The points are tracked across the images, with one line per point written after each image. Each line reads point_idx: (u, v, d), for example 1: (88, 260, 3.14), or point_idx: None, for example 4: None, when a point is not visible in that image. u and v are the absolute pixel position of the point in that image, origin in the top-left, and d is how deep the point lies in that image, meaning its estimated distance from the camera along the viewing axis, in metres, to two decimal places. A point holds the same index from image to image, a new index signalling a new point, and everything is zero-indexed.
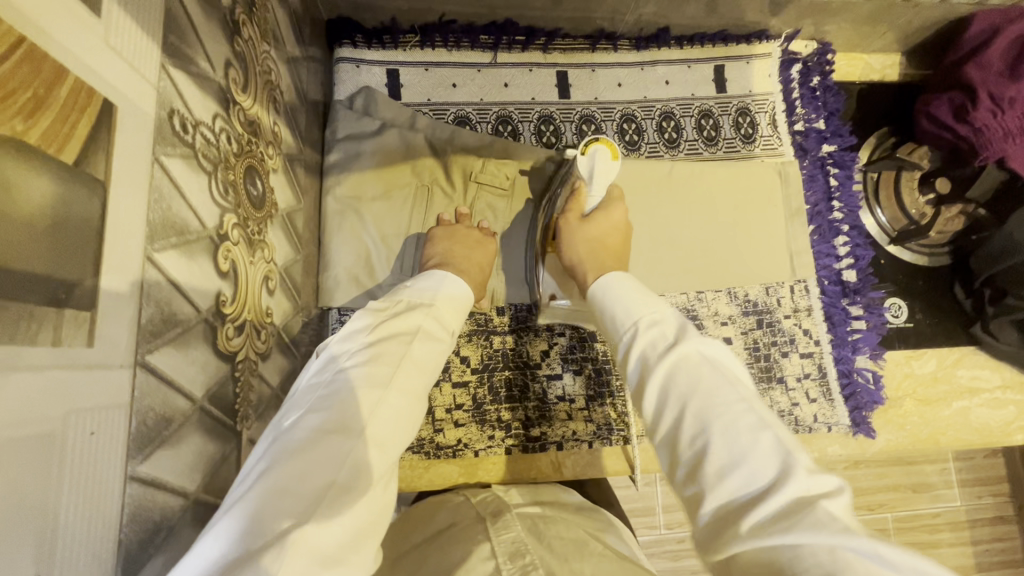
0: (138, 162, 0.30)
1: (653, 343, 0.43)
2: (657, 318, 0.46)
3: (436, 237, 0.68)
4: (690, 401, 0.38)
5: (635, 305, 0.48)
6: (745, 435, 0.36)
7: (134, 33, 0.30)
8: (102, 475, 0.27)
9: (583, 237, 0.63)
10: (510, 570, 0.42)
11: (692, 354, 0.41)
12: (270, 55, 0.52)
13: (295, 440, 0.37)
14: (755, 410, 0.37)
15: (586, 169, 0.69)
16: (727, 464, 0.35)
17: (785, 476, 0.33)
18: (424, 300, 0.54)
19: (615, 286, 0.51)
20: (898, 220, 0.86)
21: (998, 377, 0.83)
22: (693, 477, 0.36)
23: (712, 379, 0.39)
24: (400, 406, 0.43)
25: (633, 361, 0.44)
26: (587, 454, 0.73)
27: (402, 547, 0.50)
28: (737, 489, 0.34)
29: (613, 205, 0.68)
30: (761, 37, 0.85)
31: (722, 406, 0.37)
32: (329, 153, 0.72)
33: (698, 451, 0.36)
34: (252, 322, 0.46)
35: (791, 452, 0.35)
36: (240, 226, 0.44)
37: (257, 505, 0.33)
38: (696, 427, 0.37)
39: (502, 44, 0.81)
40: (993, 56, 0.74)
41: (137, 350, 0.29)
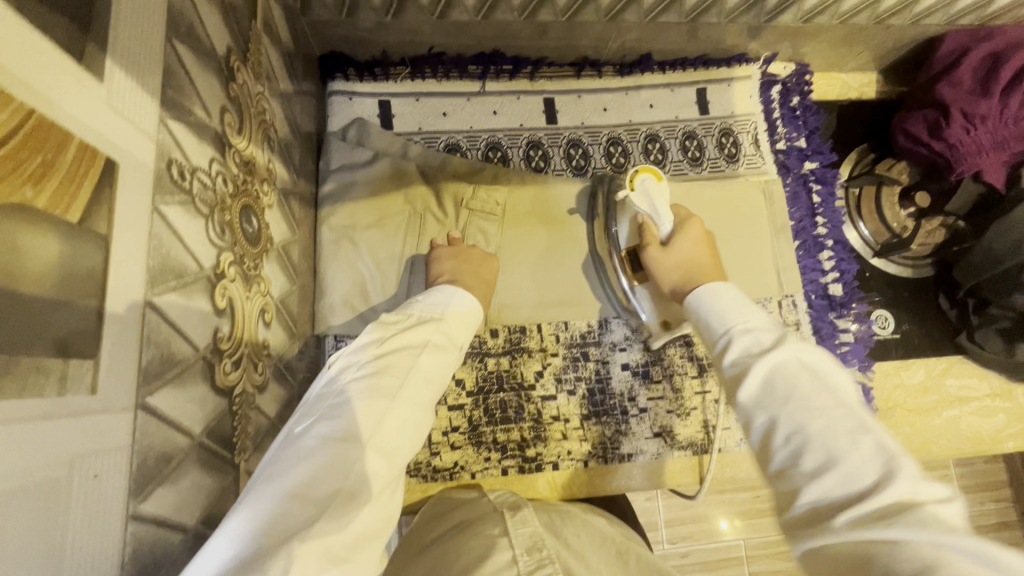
0: (138, 212, 0.31)
1: (749, 347, 0.44)
2: (752, 325, 0.46)
3: (442, 256, 0.69)
4: (787, 402, 0.39)
5: (731, 309, 0.49)
6: (845, 438, 0.36)
7: (135, 92, 0.31)
8: (104, 517, 0.28)
9: (672, 266, 0.63)
10: (526, 562, 0.45)
11: (791, 358, 0.42)
12: (264, 96, 0.55)
13: (305, 447, 0.39)
14: (859, 415, 0.38)
15: (643, 203, 0.68)
16: (821, 464, 0.36)
17: (888, 480, 0.34)
18: (434, 313, 0.56)
19: (709, 293, 0.52)
20: (881, 233, 0.88)
21: (986, 384, 0.84)
22: (786, 473, 0.37)
23: (810, 386, 0.39)
24: (407, 417, 0.46)
25: (729, 363, 0.45)
26: (582, 473, 0.74)
27: (425, 540, 0.55)
28: (833, 489, 0.35)
29: (686, 223, 0.66)
30: (740, 60, 0.88)
31: (821, 409, 0.38)
32: (323, 184, 0.74)
33: (793, 451, 0.38)
34: (248, 355, 0.47)
35: (896, 460, 0.35)
36: (237, 263, 0.45)
37: (269, 508, 0.35)
38: (791, 428, 0.38)
39: (490, 73, 0.83)
40: (963, 74, 0.78)
41: (138, 393, 0.31)
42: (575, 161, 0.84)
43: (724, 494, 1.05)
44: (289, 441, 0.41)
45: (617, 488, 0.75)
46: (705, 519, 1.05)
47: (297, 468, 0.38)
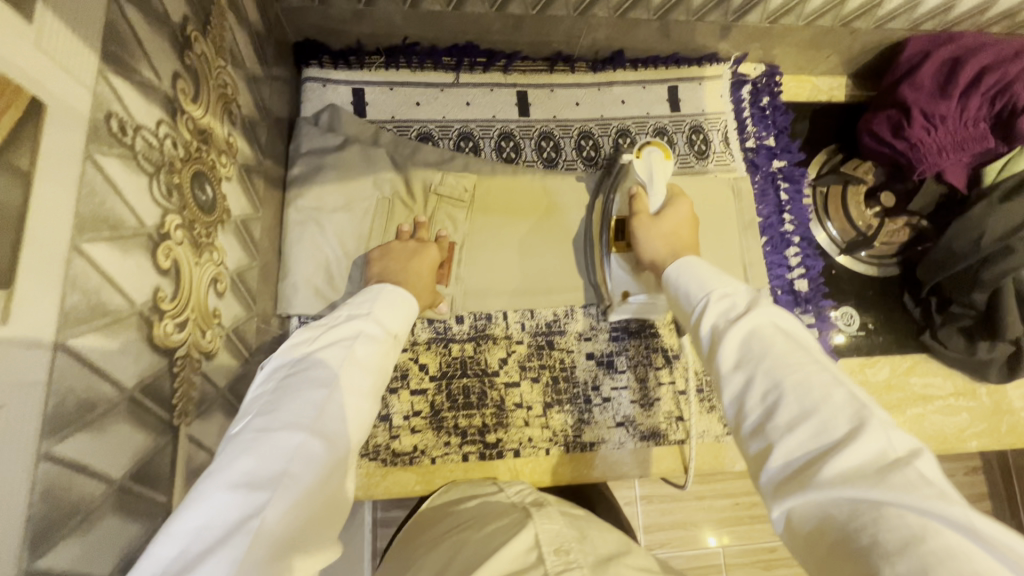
0: (67, 157, 0.32)
1: (725, 311, 0.48)
2: (728, 292, 0.50)
3: (373, 258, 0.70)
4: (760, 362, 0.43)
5: (711, 279, 0.53)
6: (818, 390, 0.39)
7: (69, 39, 0.32)
8: (11, 451, 0.27)
9: (658, 234, 0.66)
10: (553, 563, 0.47)
11: (767, 321, 0.45)
12: (226, 70, 0.55)
13: (244, 441, 0.40)
14: (829, 372, 0.41)
15: (643, 173, 0.72)
16: (797, 417, 0.39)
17: (861, 431, 0.37)
18: (362, 310, 0.56)
19: (687, 266, 0.56)
20: (846, 232, 0.89)
21: (949, 384, 0.85)
22: (761, 429, 0.40)
23: (785, 346, 0.43)
24: (347, 403, 0.46)
25: (705, 330, 0.48)
26: (544, 461, 0.74)
27: (445, 528, 0.58)
28: (808, 440, 0.38)
29: (677, 200, 0.70)
30: (711, 61, 0.90)
31: (795, 365, 0.41)
32: (293, 166, 0.75)
33: (767, 407, 0.40)
34: (195, 321, 0.47)
35: (863, 410, 0.38)
36: (186, 227, 0.46)
37: (211, 502, 0.36)
38: (767, 385, 0.41)
39: (464, 65, 0.85)
40: (924, 78, 0.79)
41: (58, 332, 0.31)
42: (546, 153, 0.85)
43: (703, 500, 1.06)
44: (229, 440, 0.42)
45: (578, 477, 0.75)
46: (682, 521, 1.05)
47: (235, 462, 0.38)
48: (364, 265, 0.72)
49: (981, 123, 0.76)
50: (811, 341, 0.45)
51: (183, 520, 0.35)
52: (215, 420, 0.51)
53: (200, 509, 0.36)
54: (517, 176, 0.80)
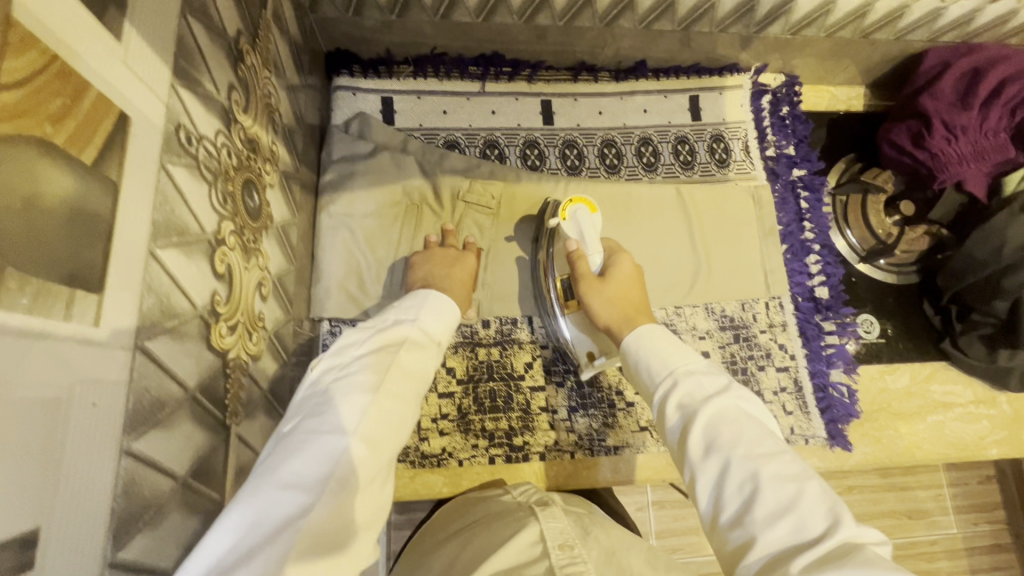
0: (145, 167, 0.33)
1: (691, 393, 0.50)
2: (693, 371, 0.52)
3: (415, 262, 0.71)
4: (731, 450, 0.45)
5: (674, 355, 0.54)
6: (790, 483, 0.42)
7: (148, 54, 0.34)
8: (100, 446, 0.29)
9: (606, 298, 0.65)
10: (558, 557, 0.48)
11: (734, 407, 0.48)
12: (271, 81, 0.57)
13: (294, 442, 0.42)
14: (796, 463, 0.44)
15: (575, 233, 0.70)
16: (773, 511, 0.41)
17: (833, 526, 0.39)
18: (408, 315, 0.57)
19: (646, 336, 0.57)
20: (866, 240, 0.91)
21: (969, 391, 0.86)
22: (740, 522, 0.42)
23: (755, 435, 0.45)
24: (391, 408, 0.47)
25: (674, 414, 0.50)
26: (570, 464, 0.75)
27: (452, 529, 0.59)
28: (785, 533, 0.40)
29: (615, 255, 0.69)
30: (732, 70, 0.91)
31: (764, 456, 0.44)
32: (325, 173, 0.76)
33: (745, 498, 0.42)
34: (244, 324, 0.49)
35: (835, 506, 0.41)
36: (237, 233, 0.47)
37: (263, 500, 0.38)
38: (743, 476, 0.43)
39: (490, 74, 0.86)
40: (944, 88, 0.80)
41: (137, 334, 0.32)
42: (570, 161, 0.87)
43: None
44: (279, 440, 0.44)
45: (603, 480, 0.75)
46: (695, 529, 1.05)
47: (284, 463, 0.40)
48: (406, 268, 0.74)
49: (1001, 133, 0.77)
50: (773, 427, 0.48)
51: (235, 515, 0.37)
52: (259, 420, 0.52)
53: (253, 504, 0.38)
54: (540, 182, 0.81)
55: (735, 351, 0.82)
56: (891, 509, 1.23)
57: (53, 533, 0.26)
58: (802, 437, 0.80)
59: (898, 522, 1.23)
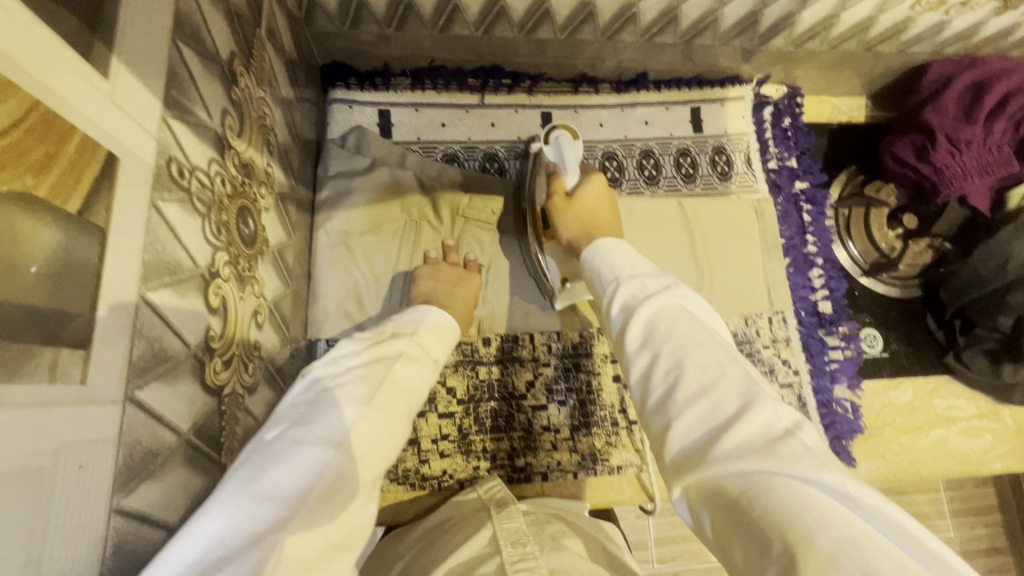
0: (136, 208, 0.32)
1: (635, 291, 0.48)
2: (638, 274, 0.50)
3: (420, 275, 0.70)
4: (666, 345, 0.43)
5: (624, 261, 0.52)
6: (714, 368, 0.41)
7: (138, 89, 0.32)
8: (87, 510, 0.27)
9: (574, 217, 0.64)
10: (509, 553, 0.47)
11: (674, 306, 0.46)
12: (265, 100, 0.55)
13: (278, 451, 0.39)
14: (726, 354, 0.42)
15: (554, 155, 0.69)
16: (696, 396, 0.40)
17: (748, 407, 0.39)
18: (406, 329, 0.56)
19: (606, 245, 0.55)
20: (869, 253, 0.90)
21: (973, 405, 0.85)
22: (664, 407, 0.41)
23: (690, 329, 0.44)
24: (382, 425, 0.45)
25: (616, 310, 0.48)
26: (572, 486, 0.74)
27: (416, 534, 0.59)
28: (705, 418, 0.39)
29: (592, 177, 0.68)
30: (733, 81, 0.90)
31: (697, 348, 0.42)
32: (321, 190, 0.75)
33: (670, 387, 0.41)
34: (239, 357, 0.47)
35: (756, 391, 0.40)
36: (231, 263, 0.46)
37: (236, 508, 0.35)
38: (672, 366, 0.42)
39: (489, 86, 0.85)
40: (949, 100, 0.79)
41: (128, 385, 0.31)
42: None
43: None
44: (259, 447, 0.40)
45: (606, 502, 0.74)
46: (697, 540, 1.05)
47: (264, 473, 0.37)
48: (410, 281, 0.72)
49: (1005, 146, 0.77)
50: (713, 322, 0.47)
51: (206, 523, 0.34)
52: None
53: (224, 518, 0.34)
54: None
55: None
56: None
57: None
58: None
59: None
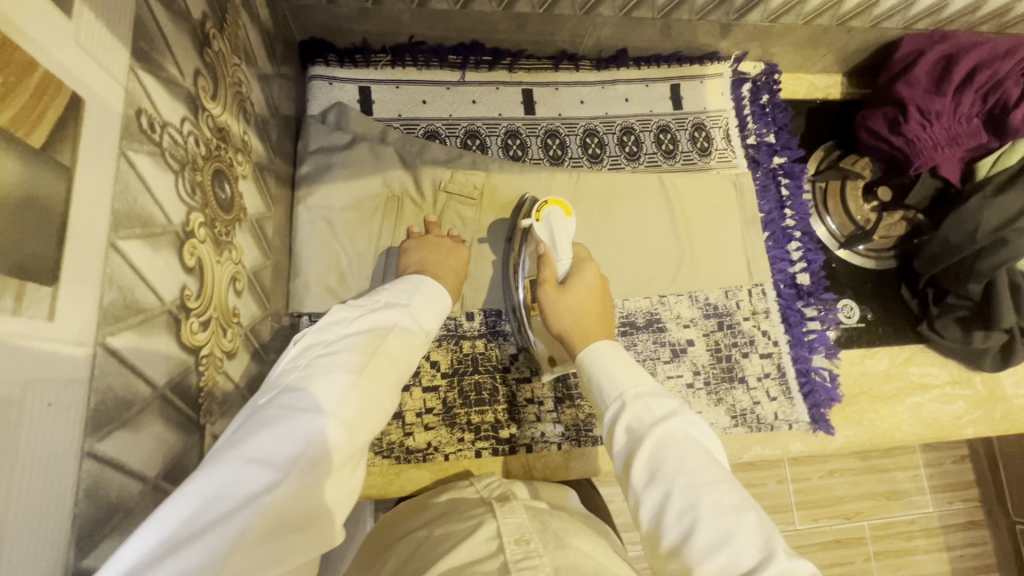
0: (104, 153, 0.32)
1: (640, 414, 0.50)
2: (641, 391, 0.52)
3: (410, 247, 0.70)
4: (675, 479, 0.45)
5: (624, 377, 0.54)
6: (730, 513, 0.42)
7: (103, 36, 0.32)
8: (57, 448, 0.27)
9: (566, 308, 0.66)
10: (513, 552, 0.47)
11: (680, 432, 0.48)
12: (240, 68, 0.55)
13: (268, 415, 0.39)
14: (738, 493, 0.44)
15: (546, 234, 0.71)
16: (711, 542, 0.41)
17: (767, 557, 0.40)
18: (400, 300, 0.56)
19: (602, 355, 0.58)
20: (846, 226, 0.91)
21: (946, 372, 0.88)
22: (679, 550, 0.42)
23: (697, 460, 0.46)
24: (373, 393, 0.45)
25: (622, 433, 0.50)
26: (556, 456, 0.74)
27: (412, 526, 0.57)
28: (722, 566, 0.40)
29: (583, 266, 0.70)
30: (712, 58, 0.91)
31: (708, 487, 0.44)
32: (301, 165, 0.74)
33: (684, 529, 0.42)
34: (217, 320, 0.47)
35: (770, 539, 0.41)
36: (207, 225, 0.45)
37: (227, 471, 0.35)
38: (683, 505, 0.43)
39: (470, 63, 0.85)
40: (919, 76, 0.82)
41: (99, 329, 0.31)
42: (552, 151, 0.86)
43: None
44: (251, 412, 0.41)
45: (590, 472, 0.75)
46: None
47: (254, 436, 0.37)
48: (398, 257, 0.72)
49: (974, 119, 0.78)
50: (719, 454, 0.49)
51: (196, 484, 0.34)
52: None
53: (211, 478, 0.35)
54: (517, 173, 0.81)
55: (719, 339, 0.82)
56: (872, 490, 1.26)
57: (5, 543, 0.24)
58: (786, 422, 0.81)
59: (879, 504, 1.26)
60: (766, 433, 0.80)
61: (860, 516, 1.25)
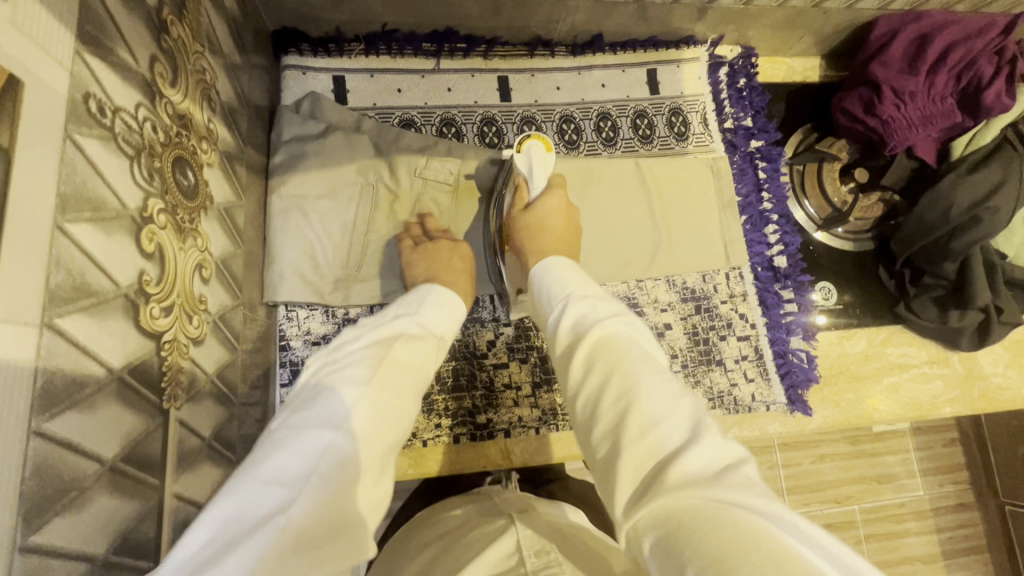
0: (48, 135, 0.32)
1: (582, 313, 0.51)
2: (584, 294, 0.53)
3: (417, 258, 0.70)
4: (613, 369, 0.45)
5: (573, 283, 0.55)
6: (667, 399, 0.42)
7: (43, 18, 0.32)
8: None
9: (525, 225, 0.66)
10: (534, 564, 0.46)
11: (619, 329, 0.49)
12: (204, 56, 0.55)
13: (280, 436, 0.41)
14: (674, 384, 0.44)
15: (523, 165, 0.71)
16: (647, 423, 0.41)
17: (699, 435, 0.40)
18: (407, 310, 0.57)
19: (552, 265, 0.59)
20: (823, 209, 0.92)
21: (924, 353, 0.88)
22: (617, 434, 0.42)
23: (635, 355, 0.46)
24: (384, 402, 0.46)
25: (566, 331, 0.51)
26: (534, 441, 0.75)
27: (432, 535, 0.57)
28: (655, 445, 0.40)
29: (552, 190, 0.69)
30: (688, 43, 0.91)
31: (645, 375, 0.44)
32: (274, 155, 0.74)
33: (621, 414, 0.42)
34: (181, 306, 0.47)
35: (703, 423, 0.41)
36: (168, 212, 0.46)
37: (243, 495, 0.36)
38: (620, 391, 0.44)
39: (444, 51, 0.85)
40: (895, 54, 0.81)
41: (45, 311, 0.31)
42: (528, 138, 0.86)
43: None
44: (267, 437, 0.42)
45: (569, 455, 0.76)
46: None
47: (266, 458, 0.39)
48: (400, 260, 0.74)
49: (948, 99, 0.79)
50: (659, 354, 0.49)
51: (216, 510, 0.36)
52: (205, 405, 0.51)
53: (230, 503, 0.36)
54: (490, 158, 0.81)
55: (697, 322, 0.83)
56: (862, 474, 1.27)
57: None
58: (763, 404, 0.82)
59: (869, 487, 1.27)
60: (744, 415, 0.81)
61: (851, 499, 1.26)
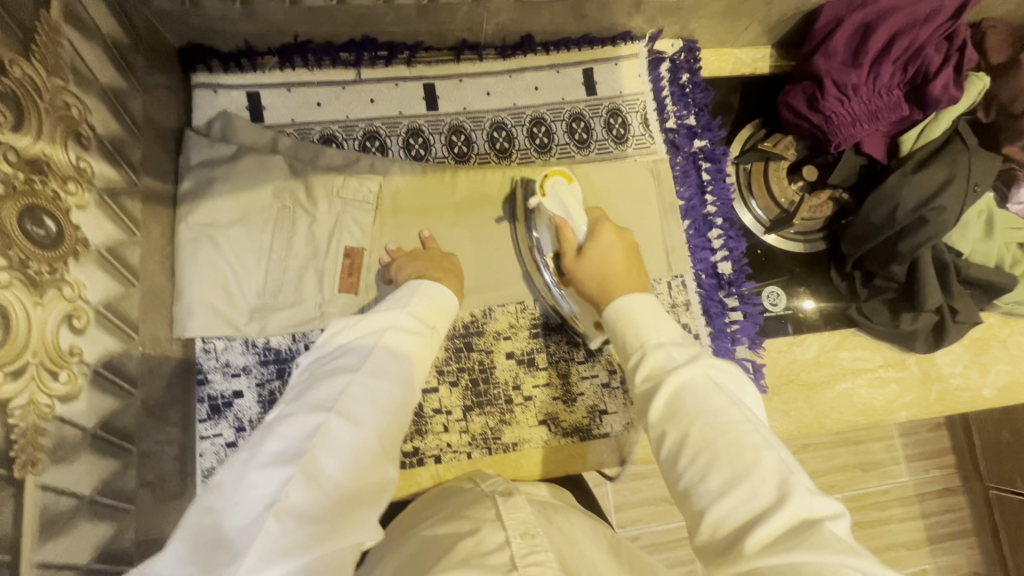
0: None
1: (662, 363, 0.49)
2: (662, 340, 0.51)
3: (403, 261, 0.71)
4: (695, 419, 0.44)
5: (644, 327, 0.53)
6: (749, 451, 0.41)
7: None
8: None
9: (588, 274, 0.66)
10: (519, 545, 0.43)
11: (700, 374, 0.47)
12: (68, 89, 0.52)
13: (275, 423, 0.45)
14: (761, 431, 0.43)
15: (556, 207, 0.70)
16: (730, 480, 0.40)
17: (786, 495, 0.38)
18: (399, 303, 0.59)
19: (622, 304, 0.56)
20: (770, 210, 0.87)
21: (879, 356, 0.85)
22: (699, 486, 0.41)
23: (715, 401, 0.44)
24: (374, 387, 0.48)
25: (644, 376, 0.49)
26: (466, 465, 0.74)
27: (424, 522, 0.55)
28: (740, 502, 0.39)
29: (600, 228, 0.69)
30: (625, 39, 0.86)
31: (728, 425, 0.43)
32: (181, 181, 0.71)
33: (703, 465, 0.41)
34: (41, 364, 0.45)
35: (790, 476, 0.39)
36: (14, 266, 0.43)
37: (246, 477, 0.41)
38: (699, 444, 0.42)
39: (365, 60, 0.80)
40: (837, 46, 0.77)
41: None
42: (457, 148, 0.83)
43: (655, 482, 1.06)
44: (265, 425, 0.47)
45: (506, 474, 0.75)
46: None
47: (262, 446, 0.43)
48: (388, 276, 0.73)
49: (894, 91, 0.75)
50: (743, 396, 0.47)
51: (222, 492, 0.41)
52: (82, 461, 0.49)
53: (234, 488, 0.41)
54: (413, 174, 0.78)
55: None
56: (846, 463, 1.24)
57: None
58: None
59: (853, 476, 1.24)
60: None
61: (833, 489, 1.23)
